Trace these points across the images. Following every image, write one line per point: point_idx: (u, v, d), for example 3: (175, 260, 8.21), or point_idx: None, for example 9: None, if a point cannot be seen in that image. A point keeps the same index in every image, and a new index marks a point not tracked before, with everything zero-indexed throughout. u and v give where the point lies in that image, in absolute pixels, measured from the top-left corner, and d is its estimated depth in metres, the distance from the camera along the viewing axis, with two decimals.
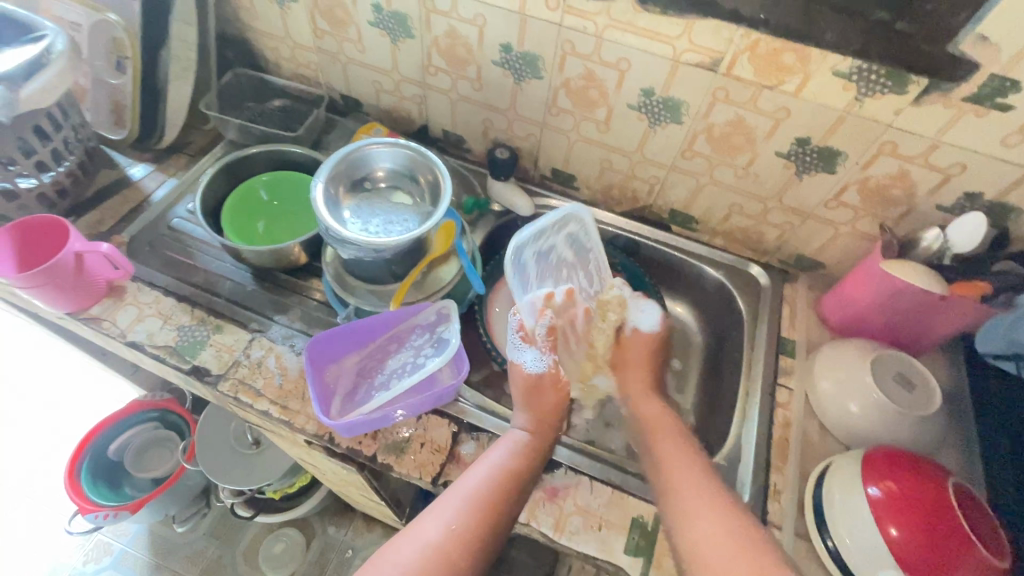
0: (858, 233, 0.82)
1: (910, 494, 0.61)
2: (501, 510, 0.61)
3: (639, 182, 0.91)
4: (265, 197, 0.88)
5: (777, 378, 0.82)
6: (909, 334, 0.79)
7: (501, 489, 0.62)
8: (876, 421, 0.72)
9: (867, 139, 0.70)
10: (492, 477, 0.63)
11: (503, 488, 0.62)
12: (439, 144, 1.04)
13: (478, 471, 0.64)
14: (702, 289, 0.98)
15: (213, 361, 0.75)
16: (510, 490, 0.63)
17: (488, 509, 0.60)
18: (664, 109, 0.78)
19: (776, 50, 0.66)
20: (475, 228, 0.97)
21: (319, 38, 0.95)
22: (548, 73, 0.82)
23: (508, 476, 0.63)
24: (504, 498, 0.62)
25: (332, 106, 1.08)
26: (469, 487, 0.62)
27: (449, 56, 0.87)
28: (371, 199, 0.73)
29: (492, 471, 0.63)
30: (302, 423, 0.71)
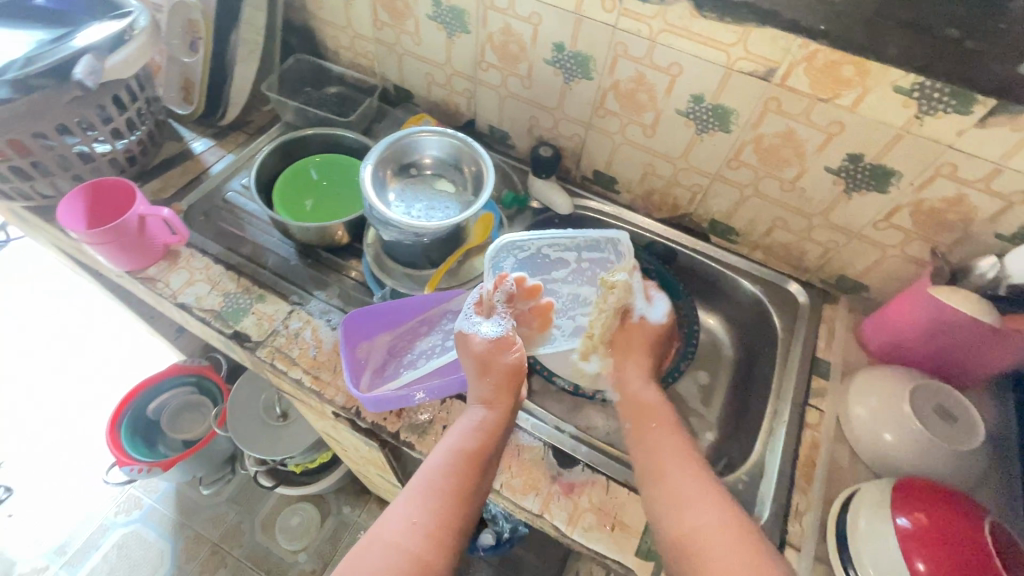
0: (907, 258, 0.79)
1: (942, 529, 0.59)
2: (455, 501, 0.60)
3: (681, 189, 0.91)
4: (316, 176, 0.91)
5: (808, 399, 0.80)
6: (954, 366, 0.76)
7: (449, 481, 0.61)
8: (911, 451, 0.69)
9: (924, 159, 0.68)
10: (431, 471, 0.62)
11: (460, 483, 0.61)
12: (484, 139, 1.06)
13: (429, 463, 0.63)
14: (736, 302, 0.96)
15: (254, 328, 0.79)
16: (460, 480, 0.61)
17: (446, 495, 0.60)
18: (713, 117, 0.78)
19: (834, 63, 0.65)
20: (513, 224, 0.98)
21: (379, 29, 0.98)
22: (598, 74, 0.82)
23: (447, 470, 0.62)
24: (460, 491, 0.61)
25: (384, 96, 1.11)
26: (419, 480, 0.61)
27: (502, 53, 0.88)
28: (415, 185, 0.75)
29: (436, 463, 0.63)
30: (331, 394, 0.73)
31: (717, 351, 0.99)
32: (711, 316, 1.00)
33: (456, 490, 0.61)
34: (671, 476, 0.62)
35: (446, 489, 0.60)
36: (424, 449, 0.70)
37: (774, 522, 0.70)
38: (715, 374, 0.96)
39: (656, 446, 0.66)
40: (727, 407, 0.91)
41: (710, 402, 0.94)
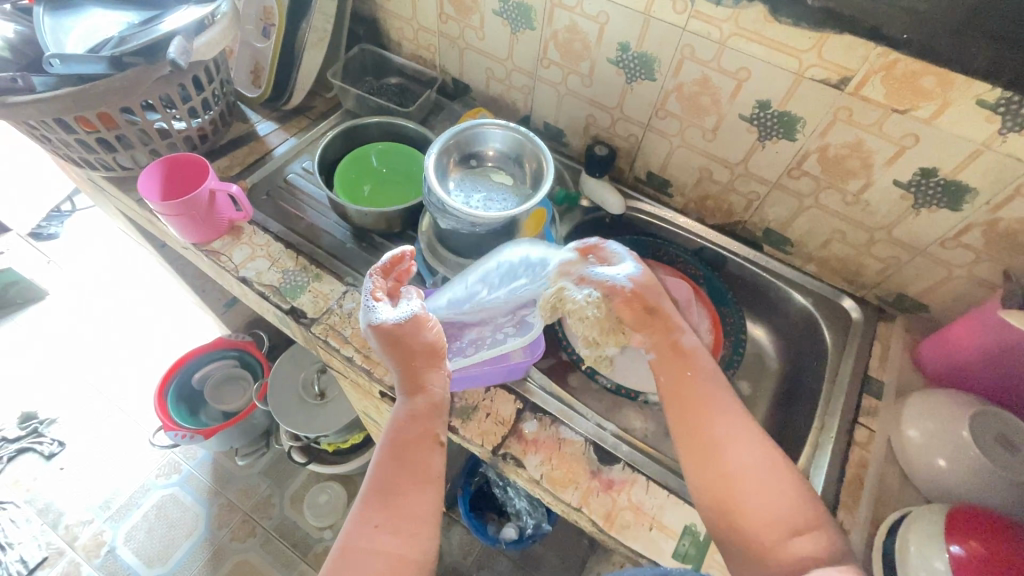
0: (975, 279, 0.76)
1: (999, 561, 0.57)
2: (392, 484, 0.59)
3: (736, 195, 0.90)
4: (375, 163, 0.94)
5: (858, 417, 0.78)
6: (1019, 395, 0.73)
7: (374, 466, 0.61)
8: (968, 478, 0.67)
9: (1004, 178, 0.65)
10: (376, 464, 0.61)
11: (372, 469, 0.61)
12: (538, 136, 1.06)
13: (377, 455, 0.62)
14: (785, 314, 0.94)
15: (310, 305, 0.82)
16: (389, 463, 0.60)
17: (382, 483, 0.59)
18: (777, 124, 0.77)
19: (914, 73, 0.63)
20: (563, 221, 0.99)
21: (444, 23, 1.00)
22: (661, 75, 0.82)
23: (384, 457, 0.61)
24: (379, 473, 0.60)
25: (443, 89, 1.13)
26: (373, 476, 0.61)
27: (565, 50, 0.89)
28: (475, 176, 0.76)
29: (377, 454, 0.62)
30: (380, 374, 0.76)
31: (762, 362, 0.97)
32: (758, 326, 0.98)
33: (392, 476, 0.59)
34: (711, 431, 0.59)
35: (393, 476, 0.59)
36: (467, 434, 0.71)
37: None
38: (758, 385, 0.95)
39: (687, 400, 0.62)
40: (769, 419, 0.90)
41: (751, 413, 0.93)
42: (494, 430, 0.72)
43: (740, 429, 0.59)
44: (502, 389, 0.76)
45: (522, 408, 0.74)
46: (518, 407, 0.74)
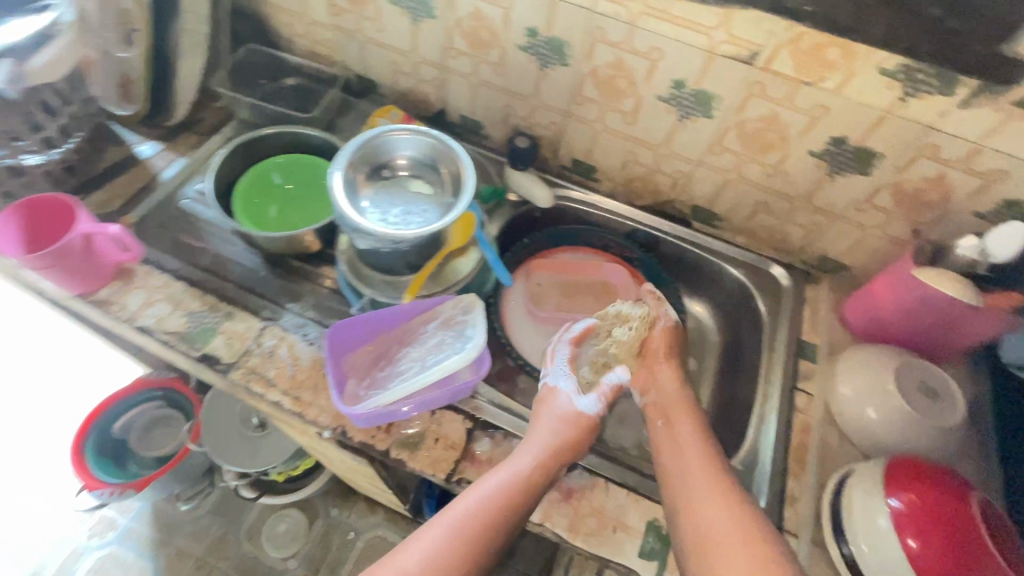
0: (888, 237, 0.79)
1: (933, 509, 0.61)
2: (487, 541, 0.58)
3: (662, 176, 0.89)
4: (278, 180, 0.85)
5: (796, 383, 0.81)
6: (934, 342, 0.78)
7: (501, 522, 0.59)
8: (896, 429, 0.71)
9: (907, 142, 0.67)
10: (482, 514, 0.59)
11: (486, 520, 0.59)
12: (456, 130, 1.01)
13: (467, 504, 0.60)
14: (720, 287, 0.96)
15: (224, 349, 0.74)
16: (501, 523, 0.59)
17: (483, 539, 0.58)
18: (694, 103, 0.76)
19: (818, 45, 0.63)
20: (492, 218, 0.94)
21: (337, 15, 0.91)
22: (574, 60, 0.79)
23: (494, 515, 0.59)
24: (489, 533, 0.59)
25: (347, 86, 1.04)
26: (453, 524, 0.58)
27: (472, 39, 0.83)
28: (391, 188, 0.70)
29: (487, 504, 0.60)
30: (314, 414, 0.70)
31: (703, 336, 0.98)
32: (696, 302, 1.00)
33: (496, 538, 0.59)
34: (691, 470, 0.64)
35: (484, 539, 0.58)
36: (416, 465, 0.68)
37: (770, 509, 0.71)
38: (702, 360, 0.96)
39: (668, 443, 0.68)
40: (716, 393, 0.92)
41: (698, 388, 0.94)
42: (445, 455, 0.69)
43: (689, 448, 0.66)
44: (449, 410, 0.72)
45: (472, 428, 0.71)
46: (467, 427, 0.71)
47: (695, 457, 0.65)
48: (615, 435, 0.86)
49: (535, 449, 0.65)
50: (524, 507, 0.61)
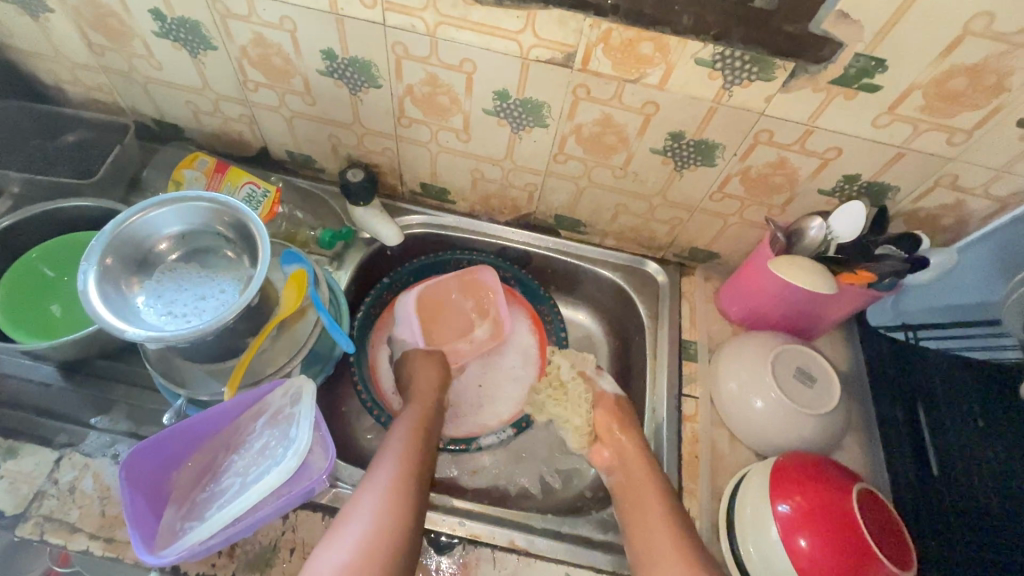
0: (746, 223, 0.77)
1: (817, 512, 0.59)
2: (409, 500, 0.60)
3: (516, 190, 0.82)
4: (52, 273, 0.70)
5: (683, 388, 0.78)
6: (805, 321, 0.77)
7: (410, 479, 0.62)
8: (779, 424, 0.69)
9: (742, 129, 0.63)
10: (391, 482, 0.60)
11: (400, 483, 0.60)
12: (286, 166, 0.88)
13: (376, 480, 0.60)
14: (601, 293, 0.91)
15: (7, 499, 0.59)
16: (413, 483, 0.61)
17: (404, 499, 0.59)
18: (525, 113, 0.68)
19: (631, 41, 0.57)
20: (341, 264, 0.84)
21: (100, 55, 0.75)
22: (385, 81, 0.69)
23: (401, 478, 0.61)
24: (407, 493, 0.60)
25: (146, 133, 0.88)
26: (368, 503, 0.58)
27: (265, 67, 0.71)
28: (174, 271, 0.58)
29: (391, 472, 0.61)
30: (134, 556, 0.58)
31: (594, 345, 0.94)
32: (581, 311, 0.94)
33: (414, 494, 0.60)
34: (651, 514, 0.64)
35: (411, 488, 0.61)
36: None
37: None
38: None
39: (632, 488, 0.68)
40: None
41: None
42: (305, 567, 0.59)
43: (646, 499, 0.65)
44: (304, 509, 0.62)
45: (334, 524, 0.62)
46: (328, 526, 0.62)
47: (657, 516, 0.63)
48: (512, 476, 0.80)
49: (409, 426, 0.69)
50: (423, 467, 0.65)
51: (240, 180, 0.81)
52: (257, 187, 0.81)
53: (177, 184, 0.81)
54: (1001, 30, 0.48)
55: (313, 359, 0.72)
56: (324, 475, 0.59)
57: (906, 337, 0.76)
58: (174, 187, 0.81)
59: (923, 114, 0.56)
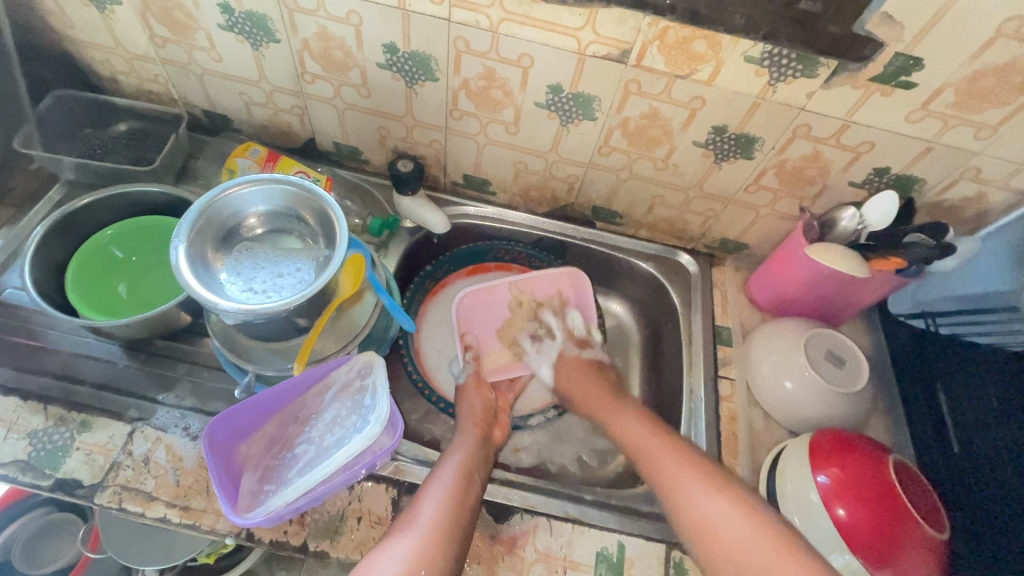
0: (778, 214, 0.81)
1: (854, 478, 0.63)
2: (462, 517, 0.60)
3: (557, 181, 0.85)
4: (120, 254, 0.75)
5: (718, 370, 0.82)
6: (834, 307, 0.81)
7: (465, 496, 0.62)
8: (813, 400, 0.73)
9: (781, 124, 0.68)
10: (447, 498, 0.61)
11: (455, 500, 0.61)
12: (332, 157, 0.91)
13: (433, 494, 0.61)
14: (634, 282, 0.95)
15: (84, 469, 0.62)
16: (464, 500, 0.61)
17: (459, 515, 0.60)
18: (575, 107, 0.72)
19: (685, 38, 0.61)
20: (387, 252, 0.88)
21: (161, 46, 0.77)
22: (442, 74, 0.72)
23: (455, 493, 0.62)
24: (460, 515, 0.60)
25: (195, 123, 0.91)
26: (426, 517, 0.59)
27: (325, 60, 0.73)
28: (252, 250, 0.62)
29: (445, 491, 0.62)
30: (210, 523, 0.60)
31: (626, 332, 0.97)
32: (613, 300, 0.98)
33: (470, 492, 0.63)
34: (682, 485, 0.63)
35: (465, 489, 0.63)
36: (342, 554, 0.60)
37: None
38: (628, 358, 0.95)
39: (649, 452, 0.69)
40: (645, 389, 0.91)
41: (629, 386, 0.93)
42: (372, 534, 0.62)
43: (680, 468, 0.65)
44: (368, 480, 0.65)
45: (398, 494, 0.65)
46: (392, 496, 0.64)
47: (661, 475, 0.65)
48: (554, 456, 0.83)
49: (468, 443, 0.71)
50: (478, 483, 0.65)
51: (289, 170, 0.84)
52: (308, 176, 0.85)
53: (231, 173, 0.83)
54: None
55: (368, 340, 0.75)
56: (386, 452, 0.62)
57: (926, 324, 0.81)
58: (227, 176, 0.83)
59: (953, 110, 0.61)
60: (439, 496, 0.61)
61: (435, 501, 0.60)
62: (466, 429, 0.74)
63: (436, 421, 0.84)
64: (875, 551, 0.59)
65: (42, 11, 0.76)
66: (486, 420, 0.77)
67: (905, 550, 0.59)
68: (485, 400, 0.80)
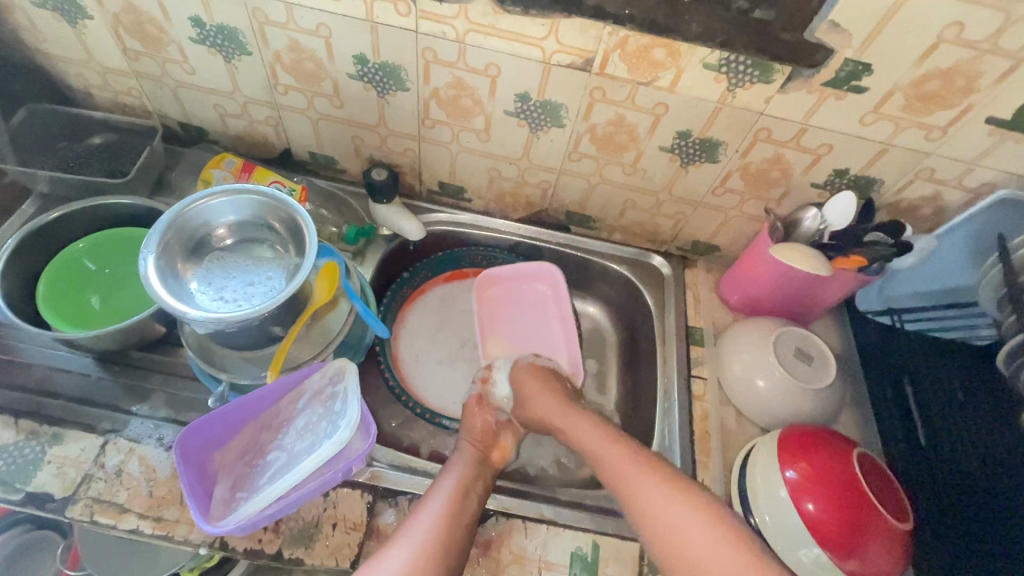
0: (746, 216, 0.83)
1: (820, 472, 0.64)
2: (455, 534, 0.60)
3: (531, 188, 0.87)
4: (93, 266, 0.75)
5: (691, 370, 0.83)
6: (802, 305, 0.83)
7: (461, 513, 0.62)
8: (782, 397, 0.75)
9: (743, 128, 0.70)
10: (443, 515, 0.61)
11: (450, 520, 0.60)
12: (308, 167, 0.92)
13: (428, 512, 0.61)
14: (609, 286, 0.97)
15: (55, 483, 0.62)
16: (460, 516, 0.61)
17: (451, 531, 0.60)
18: (543, 114, 0.73)
19: (645, 47, 0.63)
20: (364, 260, 0.88)
21: (134, 60, 0.78)
22: (413, 84, 0.73)
23: (452, 512, 0.61)
24: (454, 531, 0.60)
25: (171, 135, 0.91)
26: (418, 533, 0.59)
27: (297, 72, 0.74)
28: (223, 260, 0.63)
29: (441, 509, 0.61)
30: (184, 533, 0.60)
31: (602, 335, 0.98)
32: (590, 304, 1.00)
33: (467, 509, 0.62)
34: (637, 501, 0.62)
35: (462, 508, 0.62)
36: (316, 561, 0.61)
37: None
38: (606, 360, 0.96)
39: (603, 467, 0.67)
40: (622, 391, 0.92)
41: (606, 389, 0.94)
42: (347, 540, 0.62)
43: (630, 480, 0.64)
44: (343, 486, 0.65)
45: (373, 500, 0.65)
46: (367, 501, 0.65)
47: None
48: (532, 459, 0.84)
49: (467, 457, 0.71)
50: (477, 498, 0.65)
51: (265, 180, 0.85)
52: (284, 186, 0.85)
53: (206, 184, 0.83)
54: (970, 38, 0.55)
55: (344, 346, 0.76)
56: (361, 456, 0.63)
57: (892, 321, 0.83)
58: (203, 187, 0.83)
59: (904, 113, 0.63)
60: (435, 514, 0.61)
61: (430, 519, 0.60)
62: (468, 444, 0.73)
63: (414, 426, 0.84)
64: (842, 543, 0.61)
65: (13, 26, 0.76)
66: (489, 438, 0.76)
67: (869, 541, 0.61)
68: (486, 421, 0.78)
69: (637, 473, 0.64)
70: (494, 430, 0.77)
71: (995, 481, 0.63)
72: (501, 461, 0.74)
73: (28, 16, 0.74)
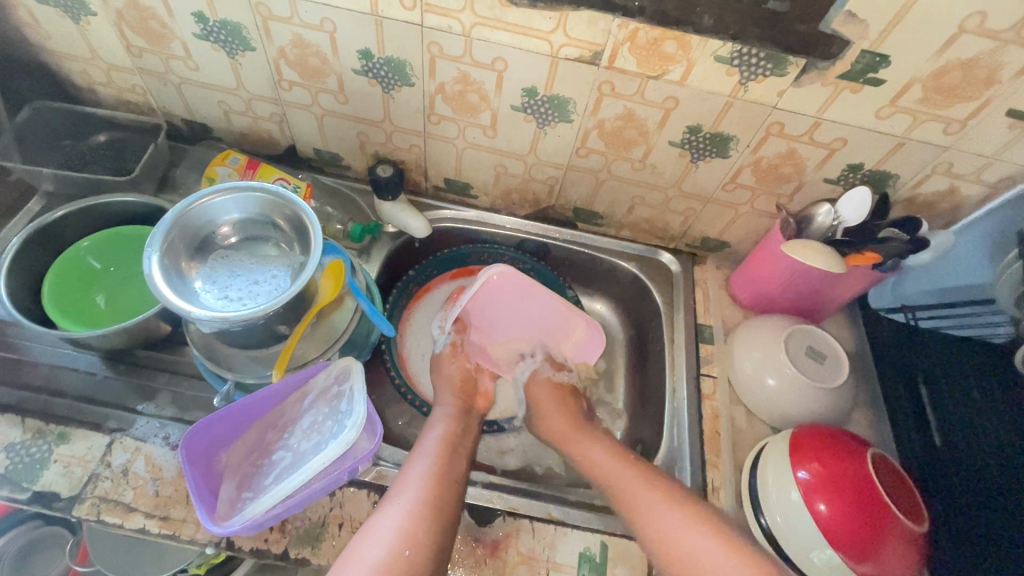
0: (756, 212, 0.82)
1: (833, 472, 0.63)
2: (445, 487, 0.62)
3: (538, 184, 0.86)
4: (98, 265, 0.74)
5: (700, 368, 0.82)
6: (814, 303, 0.81)
7: (447, 469, 0.64)
8: (794, 396, 0.74)
9: (755, 122, 0.68)
10: (430, 470, 0.63)
11: (439, 471, 0.64)
12: (313, 164, 0.91)
13: (416, 469, 0.63)
14: (617, 283, 0.95)
15: (62, 481, 0.61)
16: (448, 472, 0.64)
17: (442, 486, 0.62)
18: (551, 109, 0.72)
19: (655, 40, 0.61)
20: (369, 257, 0.88)
21: (138, 57, 0.77)
22: (418, 79, 0.72)
23: (438, 468, 0.64)
24: (445, 486, 0.62)
25: (175, 132, 0.91)
26: (410, 488, 0.61)
27: (301, 67, 0.74)
28: (227, 259, 0.62)
29: (428, 465, 0.64)
30: (190, 533, 0.60)
31: (610, 333, 0.97)
32: (597, 301, 0.99)
33: (454, 466, 0.65)
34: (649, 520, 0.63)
35: (449, 466, 0.65)
36: (322, 561, 0.60)
37: None
38: (613, 358, 0.95)
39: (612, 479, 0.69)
40: (630, 389, 0.91)
41: (614, 387, 0.93)
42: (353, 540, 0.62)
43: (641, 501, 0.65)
44: (349, 486, 0.65)
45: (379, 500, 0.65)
46: (373, 501, 0.64)
47: None
48: (539, 458, 0.83)
49: (449, 420, 0.74)
50: (462, 458, 0.68)
51: (270, 177, 0.84)
52: (288, 183, 0.84)
53: (211, 181, 0.83)
54: (992, 28, 0.53)
55: (349, 345, 0.75)
56: (367, 456, 0.63)
57: (906, 318, 0.82)
58: (208, 184, 0.83)
59: (922, 106, 0.62)
60: (422, 470, 0.63)
61: (419, 474, 0.63)
62: (443, 407, 0.76)
63: (420, 425, 0.84)
64: (855, 545, 0.60)
65: (17, 23, 0.76)
66: (466, 394, 0.80)
67: (883, 543, 0.60)
68: (463, 368, 0.83)
69: (650, 495, 0.65)
70: (471, 379, 0.82)
71: (1008, 482, 0.62)
72: (484, 406, 0.81)
73: (31, 13, 0.74)
